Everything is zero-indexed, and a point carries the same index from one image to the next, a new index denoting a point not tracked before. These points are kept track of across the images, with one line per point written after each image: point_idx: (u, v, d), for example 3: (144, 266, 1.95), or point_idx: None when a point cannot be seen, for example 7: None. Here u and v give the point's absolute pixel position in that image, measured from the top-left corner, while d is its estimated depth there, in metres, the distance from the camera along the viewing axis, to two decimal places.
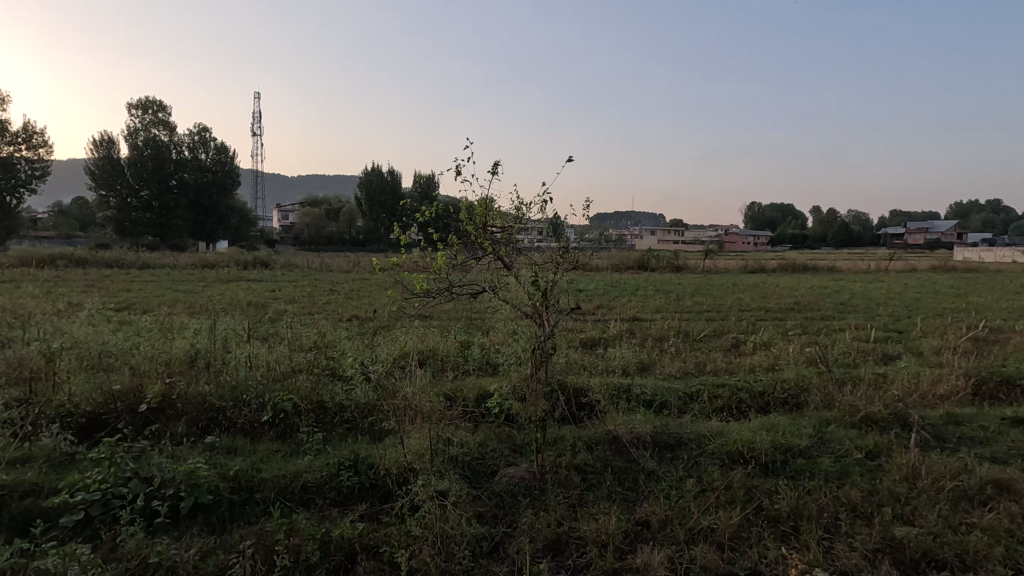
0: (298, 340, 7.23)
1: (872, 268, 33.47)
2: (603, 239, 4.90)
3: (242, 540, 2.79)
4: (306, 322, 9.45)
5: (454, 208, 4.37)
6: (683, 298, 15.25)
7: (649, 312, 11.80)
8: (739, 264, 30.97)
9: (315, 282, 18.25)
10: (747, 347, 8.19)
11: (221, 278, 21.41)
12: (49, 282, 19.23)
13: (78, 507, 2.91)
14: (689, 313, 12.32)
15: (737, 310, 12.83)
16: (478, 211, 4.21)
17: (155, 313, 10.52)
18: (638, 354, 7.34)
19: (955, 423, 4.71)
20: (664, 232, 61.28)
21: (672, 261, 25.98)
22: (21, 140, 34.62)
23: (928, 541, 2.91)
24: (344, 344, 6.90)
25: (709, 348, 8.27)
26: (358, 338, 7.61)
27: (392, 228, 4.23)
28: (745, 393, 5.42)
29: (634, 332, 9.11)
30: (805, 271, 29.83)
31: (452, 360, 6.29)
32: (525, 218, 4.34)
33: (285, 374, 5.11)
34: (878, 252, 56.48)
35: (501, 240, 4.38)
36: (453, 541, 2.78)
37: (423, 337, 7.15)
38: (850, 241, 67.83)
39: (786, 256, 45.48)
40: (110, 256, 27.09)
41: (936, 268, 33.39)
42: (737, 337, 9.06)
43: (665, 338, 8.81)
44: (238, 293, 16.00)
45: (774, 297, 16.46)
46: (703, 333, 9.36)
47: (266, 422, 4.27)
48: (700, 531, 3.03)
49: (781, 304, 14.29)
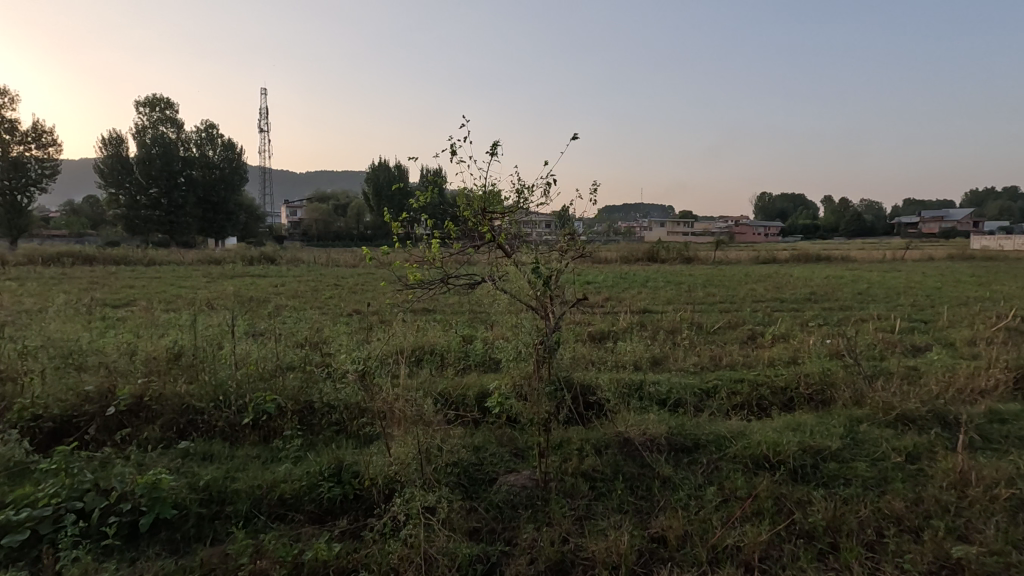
0: (293, 336, 6.93)
1: (888, 257, 32.69)
2: (614, 230, 4.59)
3: (204, 563, 2.46)
4: (306, 318, 9.17)
5: (452, 194, 4.11)
6: (695, 289, 14.83)
7: (659, 304, 11.40)
8: (750, 254, 30.38)
9: (318, 277, 17.93)
10: (765, 339, 7.78)
11: (226, 273, 21.26)
12: (54, 279, 19.18)
13: (24, 525, 2.60)
14: (701, 304, 11.90)
15: (751, 301, 12.40)
16: (478, 195, 4.00)
17: (153, 309, 10.28)
18: (650, 348, 6.97)
19: (1000, 420, 4.30)
20: (673, 224, 60.56)
21: (682, 252, 25.44)
22: (31, 139, 34.72)
23: (990, 562, 2.52)
24: (341, 341, 6.58)
25: (724, 340, 7.87)
26: (356, 334, 7.30)
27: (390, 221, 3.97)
28: (766, 388, 5.05)
29: (644, 324, 8.73)
30: (818, 262, 29.16)
31: (452, 356, 5.96)
32: (529, 207, 4.09)
33: (273, 372, 4.80)
34: (892, 242, 55.43)
35: (501, 227, 4.26)
36: (442, 565, 2.44)
37: (423, 332, 6.83)
38: (863, 230, 66.72)
39: (798, 247, 44.66)
40: (117, 254, 26.99)
41: (954, 256, 32.56)
42: (753, 329, 8.65)
43: (677, 330, 8.42)
44: (240, 288, 15.78)
45: (790, 287, 15.99)
46: (718, 325, 8.96)
47: (248, 425, 3.96)
48: (725, 550, 2.67)
49: (798, 295, 13.80)
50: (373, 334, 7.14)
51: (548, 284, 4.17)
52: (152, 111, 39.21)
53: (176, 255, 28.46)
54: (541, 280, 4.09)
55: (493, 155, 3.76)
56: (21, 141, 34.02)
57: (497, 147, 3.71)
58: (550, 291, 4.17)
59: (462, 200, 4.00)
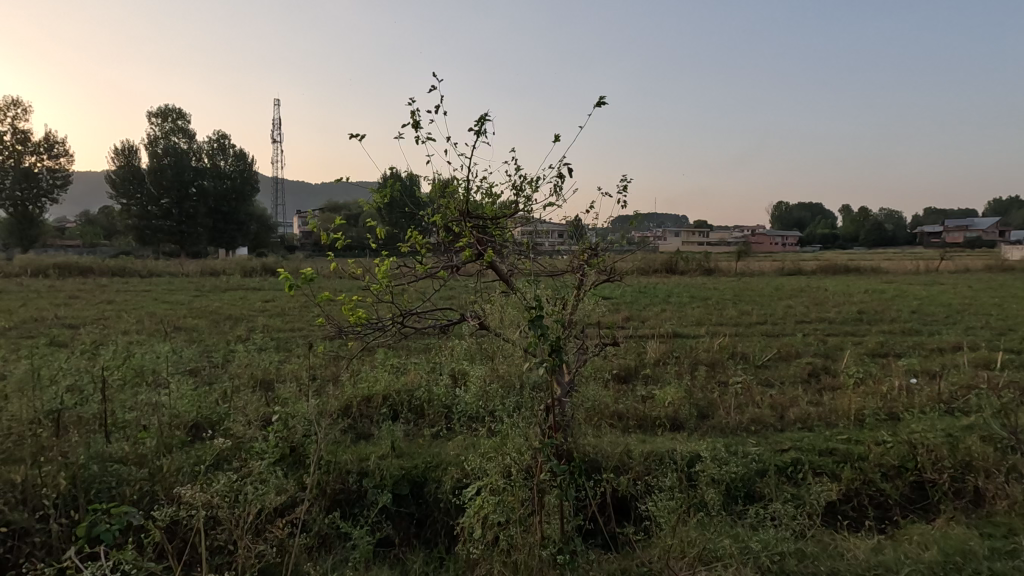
0: (238, 379, 5.48)
1: (921, 268, 30.81)
2: (638, 239, 3.62)
3: None
4: (274, 346, 7.72)
5: (421, 201, 3.14)
6: (725, 306, 13.24)
7: (689, 326, 9.84)
8: (773, 265, 28.51)
9: (310, 289, 16.50)
10: (834, 380, 6.23)
11: (218, 286, 19.95)
12: (32, 292, 17.79)
13: None
14: (737, 325, 10.33)
15: (794, 322, 10.82)
16: (459, 195, 2.99)
17: (107, 335, 8.90)
18: (691, 392, 5.43)
19: None
20: (690, 233, 58.69)
21: (703, 263, 23.75)
22: (44, 149, 34.16)
23: None
24: (296, 386, 5.16)
25: (781, 381, 6.29)
26: (320, 372, 5.85)
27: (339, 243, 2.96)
28: (875, 472, 3.52)
29: (678, 355, 7.18)
30: (849, 274, 27.23)
31: (432, 411, 4.50)
32: (533, 211, 3.14)
33: (161, 449, 3.36)
34: (920, 252, 53.05)
35: (492, 240, 3.24)
36: None
37: (400, 373, 5.38)
38: (886, 239, 64.41)
39: (820, 257, 42.61)
40: (117, 264, 25.77)
41: (992, 266, 30.65)
42: (814, 362, 7.09)
43: (721, 365, 6.84)
44: (224, 304, 14.38)
45: (832, 304, 14.33)
46: (768, 357, 7.39)
47: (77, 560, 2.50)
48: None
49: (845, 314, 12.17)
50: (338, 375, 5.66)
51: (559, 336, 2.69)
52: (163, 122, 38.88)
53: (178, 266, 27.21)
54: (542, 331, 2.60)
55: (481, 135, 2.84)
56: (34, 151, 33.65)
57: (490, 127, 2.71)
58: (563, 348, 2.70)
59: (439, 207, 2.98)
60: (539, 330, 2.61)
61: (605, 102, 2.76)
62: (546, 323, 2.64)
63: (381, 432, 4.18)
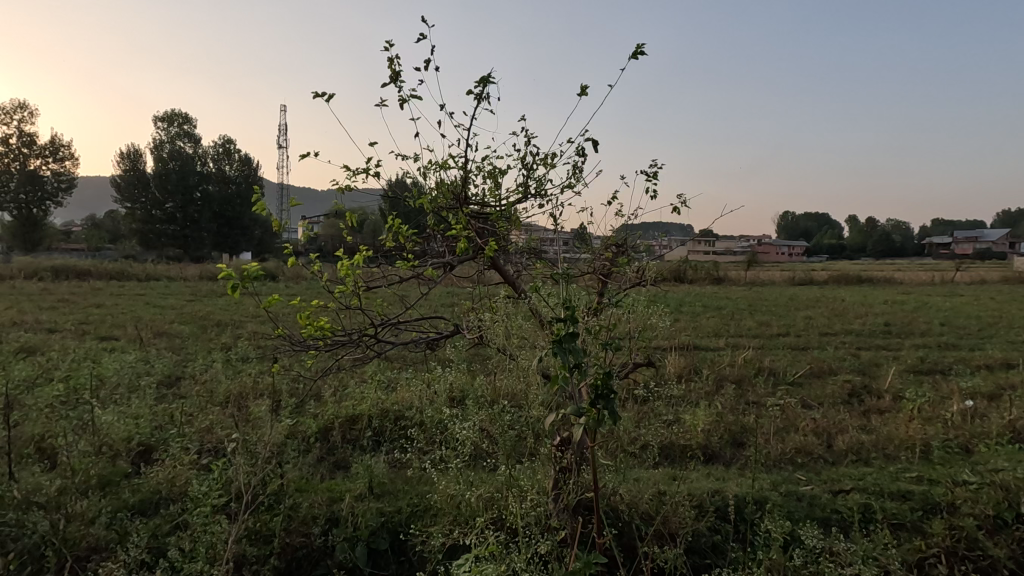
0: (205, 394, 4.82)
1: (936, 278, 30.01)
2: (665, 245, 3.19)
3: None
4: (257, 355, 7.06)
5: (413, 191, 2.74)
6: (741, 316, 12.58)
7: (707, 337, 9.19)
8: (784, 274, 27.83)
9: (308, 295, 15.91)
10: (879, 401, 5.55)
11: (215, 292, 19.42)
12: (23, 295, 17.25)
13: None
14: (758, 336, 9.67)
15: (818, 334, 10.14)
16: (453, 175, 2.55)
17: (84, 342, 8.29)
18: (722, 414, 4.76)
19: None
20: None
21: (712, 271, 23.09)
22: (49, 153, 33.91)
23: None
24: (271, 403, 4.52)
25: (819, 401, 5.60)
26: (301, 388, 5.20)
27: (322, 246, 2.61)
28: (971, 528, 2.84)
29: (700, 369, 6.51)
30: (863, 284, 26.37)
31: (423, 437, 3.84)
32: (544, 200, 2.66)
33: (81, 491, 2.73)
34: (930, 263, 52.13)
35: (494, 233, 2.78)
36: None
37: (390, 390, 4.73)
38: (895, 250, 63.53)
39: (830, 267, 41.84)
40: (116, 267, 25.23)
41: (1010, 278, 29.82)
42: (851, 380, 6.41)
43: (749, 383, 6.12)
44: (216, 310, 13.76)
45: (854, 315, 13.65)
46: (800, 373, 6.72)
47: None
48: None
49: (870, 327, 11.49)
50: (318, 392, 4.99)
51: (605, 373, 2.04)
52: (169, 126, 38.83)
53: (177, 270, 26.68)
54: (573, 358, 1.98)
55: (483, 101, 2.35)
56: (41, 155, 33.47)
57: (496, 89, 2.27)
58: (609, 388, 2.08)
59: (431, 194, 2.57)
60: (572, 355, 2.00)
61: (644, 53, 2.23)
62: (579, 346, 2.04)
63: (361, 463, 3.52)
